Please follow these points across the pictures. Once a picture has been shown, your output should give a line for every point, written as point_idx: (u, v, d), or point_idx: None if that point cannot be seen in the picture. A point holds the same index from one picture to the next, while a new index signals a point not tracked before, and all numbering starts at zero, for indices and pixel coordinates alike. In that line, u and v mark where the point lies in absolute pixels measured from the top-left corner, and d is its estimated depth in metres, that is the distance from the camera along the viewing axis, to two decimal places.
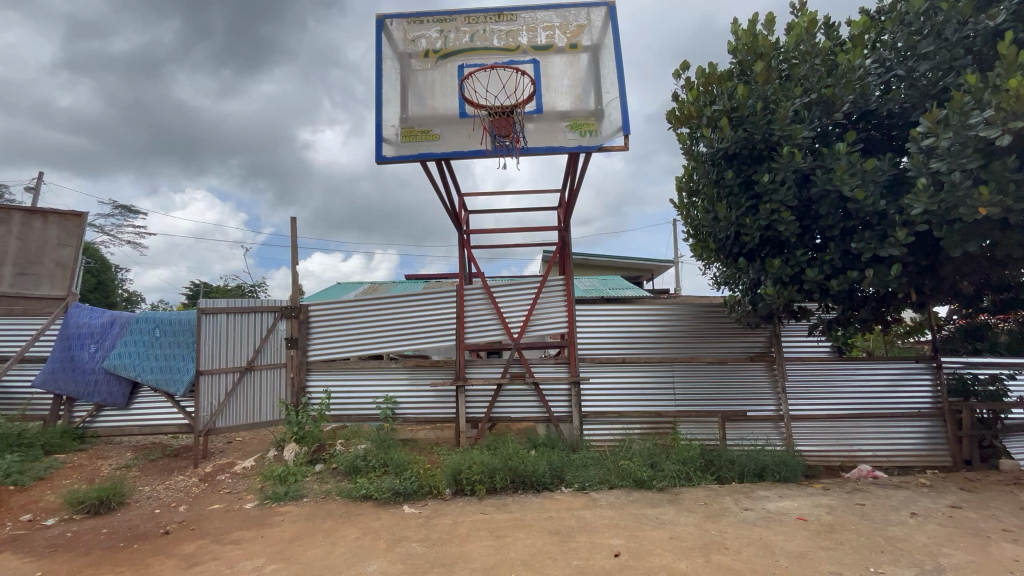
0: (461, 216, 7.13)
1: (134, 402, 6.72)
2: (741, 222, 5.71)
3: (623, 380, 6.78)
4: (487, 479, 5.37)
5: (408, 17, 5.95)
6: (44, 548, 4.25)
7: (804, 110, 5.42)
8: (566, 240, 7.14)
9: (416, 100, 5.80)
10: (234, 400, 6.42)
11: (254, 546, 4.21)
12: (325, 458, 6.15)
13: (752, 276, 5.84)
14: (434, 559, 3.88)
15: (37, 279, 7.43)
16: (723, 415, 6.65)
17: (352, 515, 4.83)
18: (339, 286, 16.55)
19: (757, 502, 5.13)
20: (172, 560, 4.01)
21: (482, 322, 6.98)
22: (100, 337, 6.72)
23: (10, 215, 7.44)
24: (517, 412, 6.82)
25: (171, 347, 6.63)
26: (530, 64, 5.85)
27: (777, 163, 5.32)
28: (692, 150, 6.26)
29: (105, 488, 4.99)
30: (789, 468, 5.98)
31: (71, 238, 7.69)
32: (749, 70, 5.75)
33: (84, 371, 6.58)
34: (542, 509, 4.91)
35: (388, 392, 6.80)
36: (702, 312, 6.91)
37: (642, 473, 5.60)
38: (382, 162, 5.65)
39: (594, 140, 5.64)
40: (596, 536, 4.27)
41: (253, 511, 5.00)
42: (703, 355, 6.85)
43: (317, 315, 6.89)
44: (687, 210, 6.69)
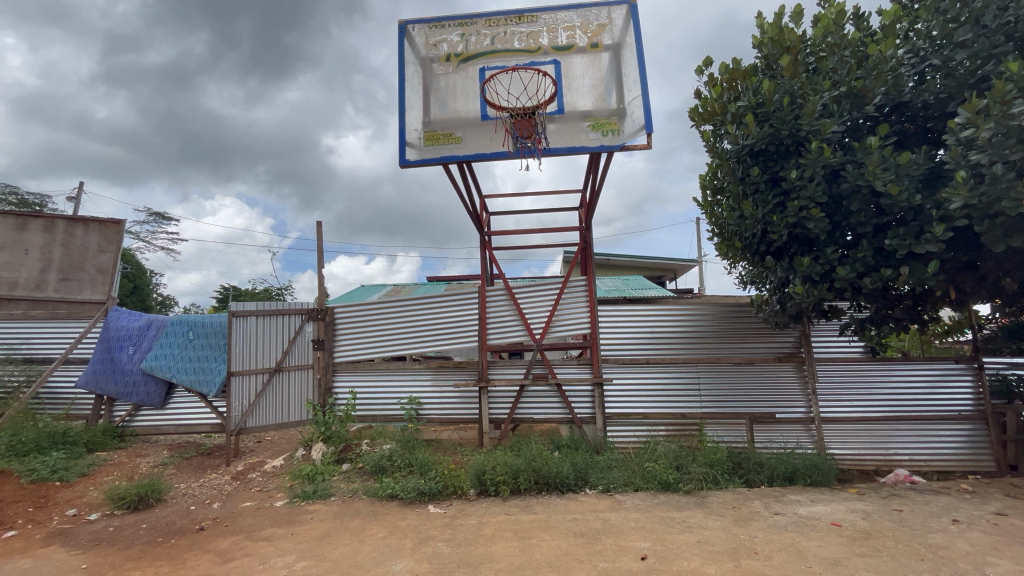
0: (483, 217, 7.17)
1: (169, 402, 6.96)
2: (768, 220, 5.57)
3: (648, 381, 6.71)
4: (511, 479, 5.38)
5: (430, 22, 6.02)
6: (88, 541, 4.44)
7: (834, 103, 5.26)
8: (588, 240, 7.10)
9: (438, 104, 5.86)
10: (264, 400, 6.59)
11: (285, 543, 4.31)
12: (351, 458, 6.25)
13: (779, 275, 5.70)
14: (460, 559, 3.90)
15: (80, 285, 7.78)
16: (752, 417, 6.51)
17: (379, 514, 4.90)
18: (364, 288, 16.89)
19: (788, 507, 5.00)
20: (207, 556, 4.13)
21: (505, 323, 7.00)
22: (137, 338, 6.99)
23: (56, 224, 7.88)
24: (540, 414, 6.80)
25: (205, 348, 6.86)
26: (551, 65, 5.84)
27: (806, 159, 5.17)
28: (717, 147, 6.16)
29: (144, 485, 5.17)
30: (822, 471, 5.81)
31: (110, 245, 8.00)
32: (775, 64, 5.62)
33: (123, 372, 6.84)
34: (567, 511, 4.88)
35: (412, 392, 6.88)
36: (729, 312, 6.78)
37: (667, 476, 5.53)
38: (406, 166, 5.73)
39: (616, 140, 5.60)
40: (622, 539, 4.23)
41: (283, 509, 5.12)
42: (730, 356, 6.72)
43: (342, 317, 7.01)
44: (711, 208, 6.56)
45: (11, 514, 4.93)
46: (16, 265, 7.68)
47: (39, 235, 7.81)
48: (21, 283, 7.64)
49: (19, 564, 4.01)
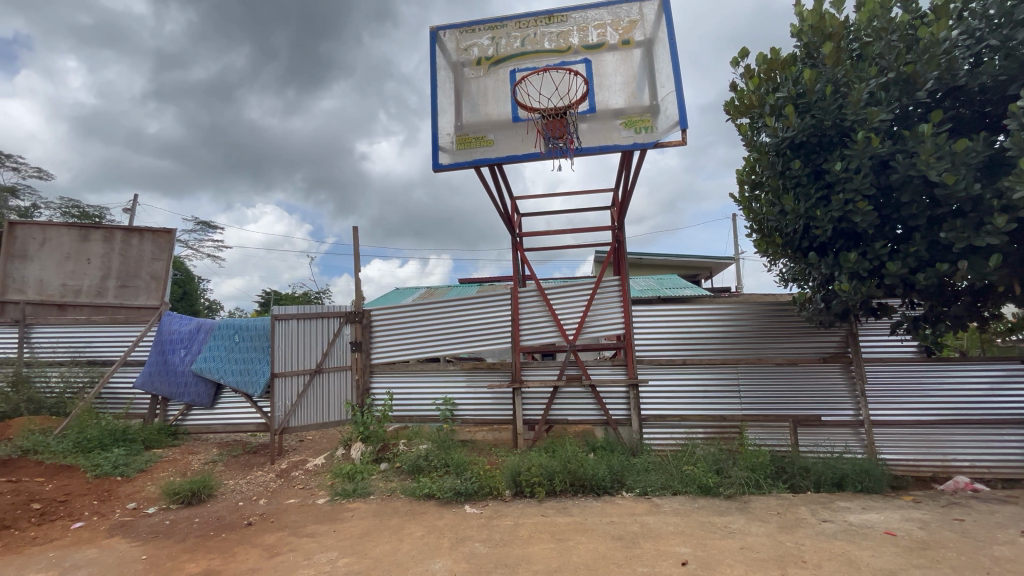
0: (514, 218, 7.19)
1: (218, 402, 7.30)
2: (811, 214, 5.33)
3: (685, 383, 6.56)
4: (547, 481, 5.37)
5: (461, 27, 6.09)
6: (147, 534, 4.70)
7: (881, 91, 5.01)
8: (621, 240, 7.00)
9: (470, 107, 5.92)
10: (305, 401, 6.82)
11: (327, 540, 4.43)
12: (389, 458, 6.38)
13: (824, 272, 5.45)
14: (497, 560, 3.92)
15: (136, 291, 8.32)
16: (795, 419, 6.27)
17: (416, 513, 4.98)
18: (398, 291, 17.25)
19: (837, 514, 4.78)
20: (255, 550, 4.30)
21: (537, 325, 6.99)
22: (188, 342, 7.33)
23: (114, 234, 8.42)
24: (574, 415, 6.76)
25: (250, 350, 7.16)
26: (582, 64, 5.81)
27: (852, 150, 4.95)
28: (754, 141, 5.95)
29: (196, 481, 5.44)
30: (873, 477, 5.53)
31: (163, 253, 8.45)
32: (817, 53, 5.40)
33: (176, 373, 7.19)
34: (604, 514, 4.83)
35: (447, 393, 6.97)
36: (770, 311, 6.53)
37: (707, 480, 5.39)
38: (439, 170, 5.82)
39: (650, 136, 5.51)
40: (661, 543, 4.15)
41: (325, 507, 5.28)
42: (771, 356, 6.48)
43: (379, 320, 7.19)
44: (748, 204, 6.35)
45: (79, 505, 5.29)
46: (80, 274, 8.26)
47: (100, 245, 8.35)
48: (84, 290, 8.21)
49: (87, 553, 4.29)
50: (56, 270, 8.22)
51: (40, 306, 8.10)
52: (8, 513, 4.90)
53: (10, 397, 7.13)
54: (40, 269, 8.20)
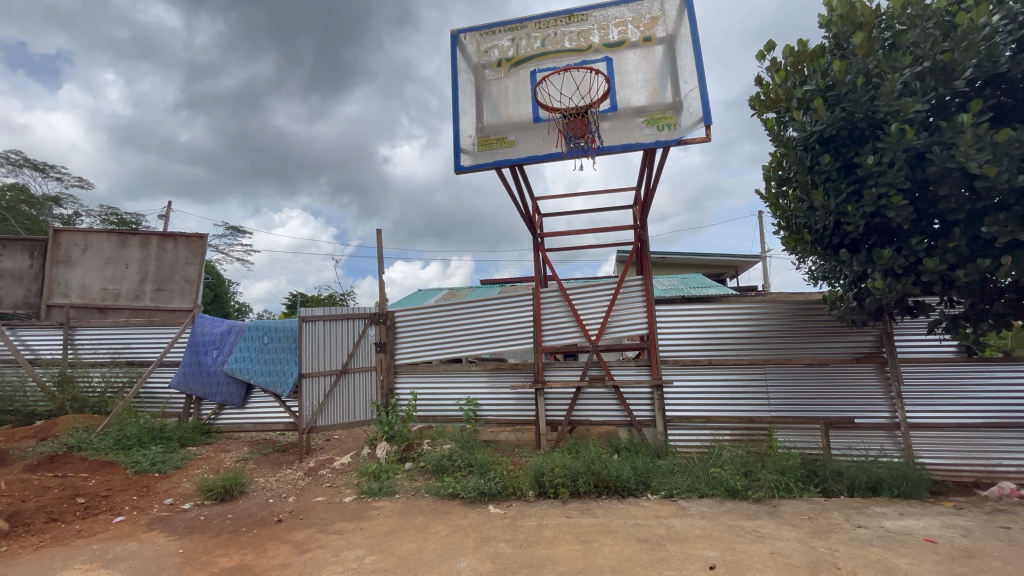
0: (535, 219, 7.19)
1: (248, 402, 7.53)
2: (842, 210, 5.17)
3: (710, 384, 6.44)
4: (570, 482, 5.34)
5: (481, 30, 6.13)
6: (183, 528, 4.87)
7: (916, 81, 4.82)
8: (643, 239, 6.92)
9: (491, 109, 5.95)
10: (331, 401, 6.96)
11: (355, 537, 4.52)
12: (413, 457, 6.44)
13: (856, 269, 5.27)
14: (522, 560, 3.93)
15: (171, 294, 8.62)
16: (827, 421, 6.10)
17: (441, 512, 5.02)
18: (421, 292, 17.45)
19: (873, 520, 4.62)
20: (286, 546, 4.41)
21: (559, 325, 6.96)
22: (220, 343, 7.55)
23: (150, 240, 8.74)
24: (597, 416, 6.71)
25: (279, 352, 7.35)
26: (603, 62, 5.77)
27: (884, 143, 4.77)
28: (781, 136, 5.81)
29: (229, 478, 5.61)
30: (911, 482, 5.32)
31: (196, 257, 8.77)
32: (847, 44, 5.23)
33: (208, 374, 7.41)
34: (628, 516, 4.79)
35: (470, 394, 7.02)
36: (799, 310, 6.34)
37: (735, 482, 5.28)
38: (460, 171, 5.87)
39: (673, 134, 5.43)
40: (687, 547, 4.08)
41: (352, 505, 5.37)
42: (801, 356, 6.30)
43: (402, 321, 7.31)
44: (776, 200, 6.19)
45: (120, 500, 5.51)
46: (119, 278, 8.60)
47: (137, 250, 8.68)
48: (123, 294, 8.54)
49: (128, 547, 4.46)
50: (97, 275, 8.58)
51: (82, 310, 8.46)
52: (55, 506, 5.15)
53: (56, 396, 7.52)
54: (83, 274, 8.57)
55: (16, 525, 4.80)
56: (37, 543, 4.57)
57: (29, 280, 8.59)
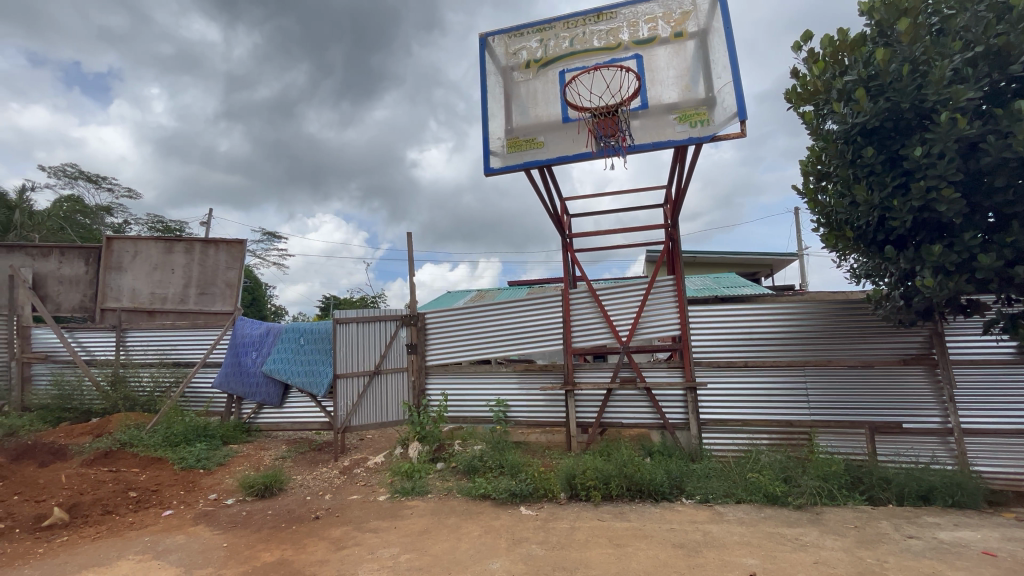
0: (564, 219, 7.16)
1: (286, 401, 7.78)
2: (887, 205, 4.93)
3: (747, 386, 6.25)
4: (602, 485, 5.28)
5: (509, 32, 6.15)
6: (228, 523, 5.06)
7: (968, 67, 4.56)
8: (675, 238, 6.78)
9: (520, 111, 5.96)
10: (365, 401, 7.12)
11: (389, 536, 4.59)
12: (445, 458, 6.51)
13: (903, 267, 5.01)
14: (555, 562, 3.91)
15: (213, 297, 9.05)
16: (873, 426, 5.84)
17: (473, 512, 5.06)
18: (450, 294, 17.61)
19: (925, 530, 4.39)
20: (323, 543, 4.51)
21: (589, 326, 6.90)
22: (259, 345, 7.79)
23: (194, 246, 9.15)
24: (629, 418, 6.62)
25: (314, 353, 7.55)
26: (633, 59, 5.70)
27: (934, 133, 4.54)
28: (820, 129, 5.58)
29: (269, 476, 5.79)
30: (967, 492, 5.03)
31: (236, 262, 9.14)
32: (891, 31, 4.98)
33: (248, 374, 7.68)
34: (663, 520, 4.70)
35: (500, 396, 7.04)
36: (841, 309, 6.08)
37: (774, 488, 5.11)
38: (490, 173, 5.92)
39: (706, 130, 5.32)
40: (725, 553, 3.98)
41: (386, 503, 5.46)
42: (843, 358, 6.05)
43: (432, 322, 7.40)
44: (814, 196, 5.92)
45: (168, 495, 5.78)
46: (166, 282, 9.03)
47: (182, 256, 9.10)
48: (169, 298, 8.98)
49: (177, 539, 4.67)
50: (146, 279, 9.04)
51: (132, 313, 8.91)
52: (110, 499, 5.45)
53: (110, 395, 7.95)
54: (133, 279, 9.04)
55: (75, 517, 5.09)
56: (94, 533, 4.84)
57: (85, 285, 9.12)
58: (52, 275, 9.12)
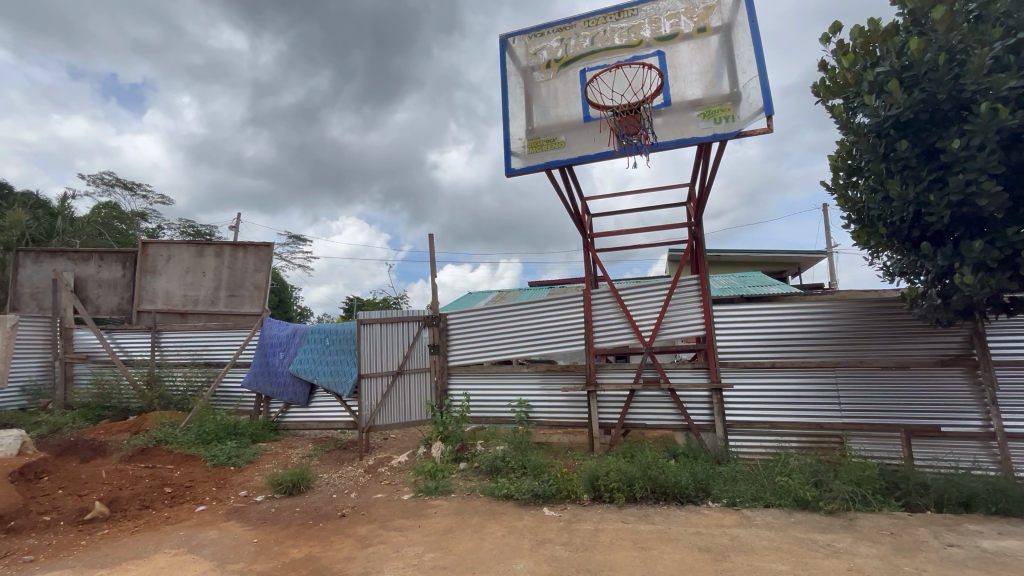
0: (585, 219, 7.11)
1: (312, 400, 7.95)
2: (922, 200, 4.75)
3: (775, 388, 6.10)
4: (626, 487, 5.23)
5: (529, 32, 6.15)
6: (257, 519, 5.19)
7: (1009, 54, 4.37)
8: (698, 237, 6.67)
9: (541, 111, 5.95)
10: (388, 401, 7.21)
11: (413, 535, 4.63)
12: (467, 458, 6.54)
13: (940, 264, 4.82)
14: (579, 564, 3.89)
15: (242, 299, 9.29)
16: (908, 429, 5.63)
17: (496, 513, 5.07)
18: (471, 294, 17.70)
19: (966, 538, 4.20)
20: (349, 540, 4.59)
21: (611, 327, 6.84)
22: (286, 345, 7.96)
23: (223, 249, 9.42)
24: (653, 420, 6.54)
25: (339, 353, 7.67)
26: (655, 57, 5.63)
27: (973, 125, 4.36)
28: (849, 123, 5.40)
29: (296, 474, 5.92)
30: (1012, 498, 4.76)
31: (263, 265, 9.36)
32: (925, 19, 4.79)
33: (276, 374, 7.87)
34: (689, 523, 4.62)
35: (521, 397, 7.03)
36: (874, 309, 5.87)
37: (804, 492, 4.98)
38: (512, 174, 5.93)
39: (731, 126, 5.22)
40: (754, 559, 3.89)
41: (410, 503, 5.51)
42: (877, 359, 5.84)
43: (454, 323, 7.46)
44: (844, 191, 5.71)
45: (201, 491, 5.95)
46: (197, 285, 9.33)
47: (212, 259, 9.38)
48: (201, 300, 9.27)
49: (209, 534, 4.81)
50: (179, 282, 9.36)
51: (166, 315, 9.24)
52: (147, 495, 5.65)
53: (146, 394, 8.24)
54: (167, 282, 9.37)
55: (115, 511, 5.30)
56: (132, 527, 5.02)
57: (122, 288, 9.49)
58: (92, 278, 9.50)
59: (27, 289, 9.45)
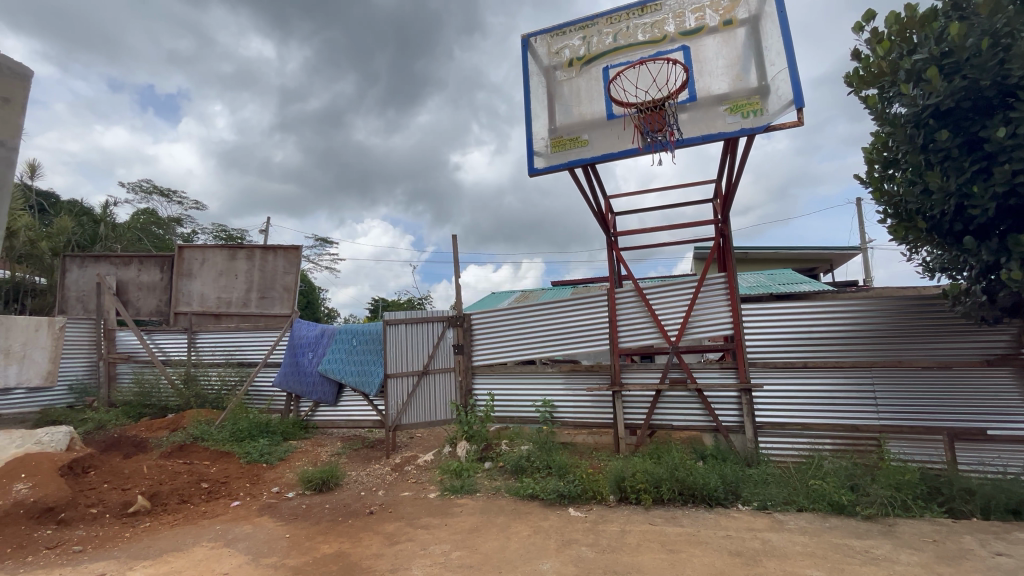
0: (608, 218, 7.05)
1: (341, 399, 8.12)
2: (965, 192, 4.54)
3: (807, 388, 5.92)
4: (653, 488, 5.17)
5: (551, 31, 6.14)
6: (290, 515, 5.33)
7: None
8: (725, 235, 6.53)
9: (563, 110, 5.93)
10: (414, 400, 7.31)
11: (440, 533, 4.68)
12: (492, 457, 6.57)
13: (985, 259, 4.59)
14: (606, 565, 3.86)
15: (273, 301, 9.54)
16: (951, 432, 5.39)
17: (522, 512, 5.07)
18: (494, 295, 17.75)
19: (1016, 547, 3.99)
20: (378, 537, 4.67)
21: (636, 326, 6.76)
22: (315, 346, 8.14)
23: (254, 252, 9.70)
24: (679, 421, 6.44)
25: (365, 353, 7.81)
26: (679, 52, 5.53)
27: (1020, 112, 4.14)
28: (885, 113, 5.20)
29: (326, 471, 6.05)
30: None
31: (292, 267, 9.60)
32: (966, 3, 4.56)
33: (306, 374, 8.07)
34: (718, 526, 4.53)
35: (546, 397, 7.02)
36: (913, 306, 5.64)
37: (839, 497, 4.82)
38: (535, 174, 5.93)
39: (759, 120, 5.09)
40: (787, 564, 3.79)
41: (436, 501, 5.58)
42: (917, 359, 5.61)
43: (478, 323, 7.50)
44: (880, 185, 5.49)
45: (236, 486, 6.15)
46: (230, 287, 9.64)
47: (245, 262, 9.67)
48: (234, 301, 9.58)
49: (245, 529, 4.96)
50: (213, 285, 9.69)
51: (201, 316, 9.59)
52: (185, 490, 5.87)
53: (184, 392, 8.57)
54: (202, 284, 9.72)
55: (156, 505, 5.53)
56: (172, 521, 5.22)
57: (160, 291, 9.88)
58: (133, 282, 9.92)
59: (73, 292, 9.94)
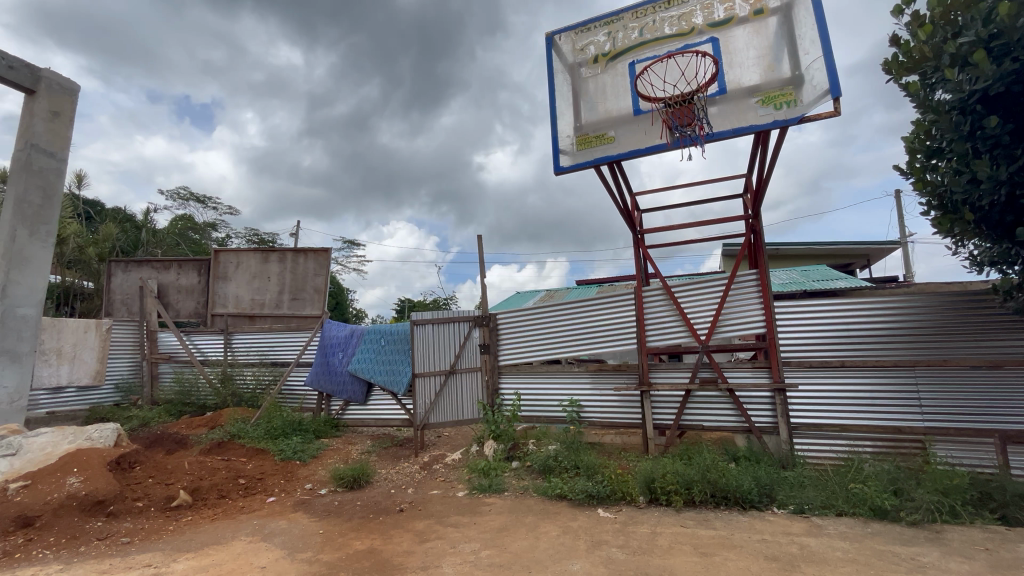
0: (635, 215, 6.97)
1: (370, 398, 8.27)
2: (1017, 180, 4.29)
3: (845, 389, 5.70)
4: (683, 490, 5.08)
5: (576, 28, 6.10)
6: (323, 511, 5.46)
7: None
8: (757, 231, 6.35)
9: (589, 107, 5.89)
10: (441, 400, 7.38)
11: (469, 531, 4.71)
12: (520, 456, 6.59)
13: None
14: (638, 567, 3.80)
15: (304, 302, 9.78)
16: (1004, 435, 5.10)
17: (550, 512, 5.05)
18: (519, 295, 17.74)
19: None
20: (408, 534, 4.73)
21: (664, 325, 6.64)
22: (344, 346, 8.31)
23: (286, 254, 9.96)
24: (710, 421, 6.30)
25: (393, 353, 7.92)
26: (708, 44, 5.41)
27: None
28: (927, 100, 4.96)
29: (356, 469, 6.17)
30: None
31: (322, 268, 9.81)
32: None
33: (336, 373, 8.24)
34: (753, 530, 4.41)
35: (573, 396, 6.97)
36: (959, 302, 5.37)
37: (881, 501, 4.63)
38: (560, 172, 5.91)
39: (793, 111, 4.92)
40: (827, 570, 3.66)
41: (464, 499, 5.62)
42: (964, 358, 5.33)
43: (503, 323, 7.52)
44: (922, 175, 5.22)
45: (271, 482, 6.34)
46: (264, 289, 9.93)
47: (276, 265, 9.94)
48: (267, 303, 9.86)
49: (280, 524, 5.10)
50: (247, 287, 10.00)
51: (237, 317, 9.91)
52: (224, 485, 6.08)
53: (221, 391, 8.88)
54: (237, 287, 10.04)
55: (197, 499, 5.75)
56: (212, 515, 5.41)
57: (198, 293, 10.24)
58: (172, 285, 10.32)
59: (118, 295, 10.41)
